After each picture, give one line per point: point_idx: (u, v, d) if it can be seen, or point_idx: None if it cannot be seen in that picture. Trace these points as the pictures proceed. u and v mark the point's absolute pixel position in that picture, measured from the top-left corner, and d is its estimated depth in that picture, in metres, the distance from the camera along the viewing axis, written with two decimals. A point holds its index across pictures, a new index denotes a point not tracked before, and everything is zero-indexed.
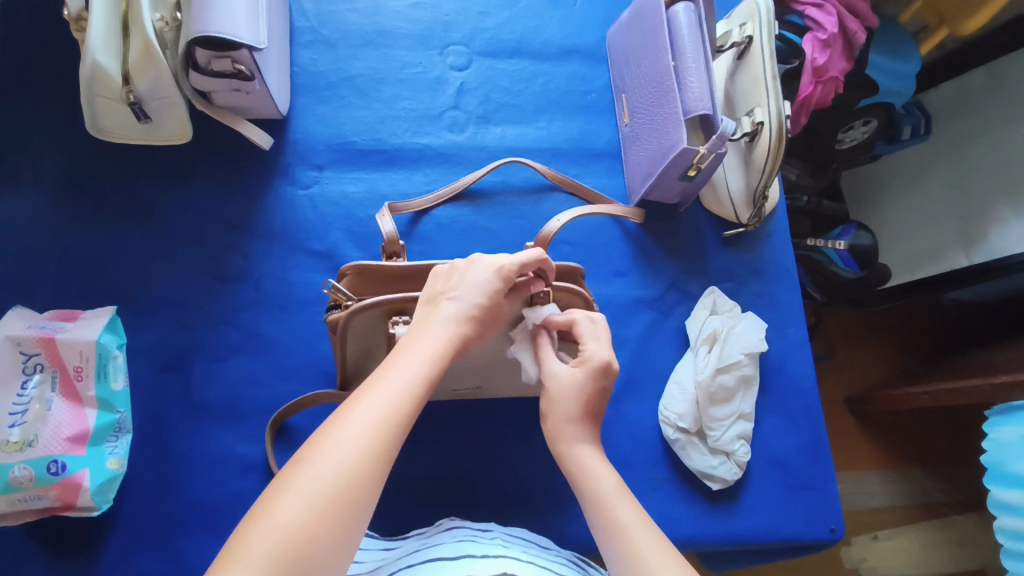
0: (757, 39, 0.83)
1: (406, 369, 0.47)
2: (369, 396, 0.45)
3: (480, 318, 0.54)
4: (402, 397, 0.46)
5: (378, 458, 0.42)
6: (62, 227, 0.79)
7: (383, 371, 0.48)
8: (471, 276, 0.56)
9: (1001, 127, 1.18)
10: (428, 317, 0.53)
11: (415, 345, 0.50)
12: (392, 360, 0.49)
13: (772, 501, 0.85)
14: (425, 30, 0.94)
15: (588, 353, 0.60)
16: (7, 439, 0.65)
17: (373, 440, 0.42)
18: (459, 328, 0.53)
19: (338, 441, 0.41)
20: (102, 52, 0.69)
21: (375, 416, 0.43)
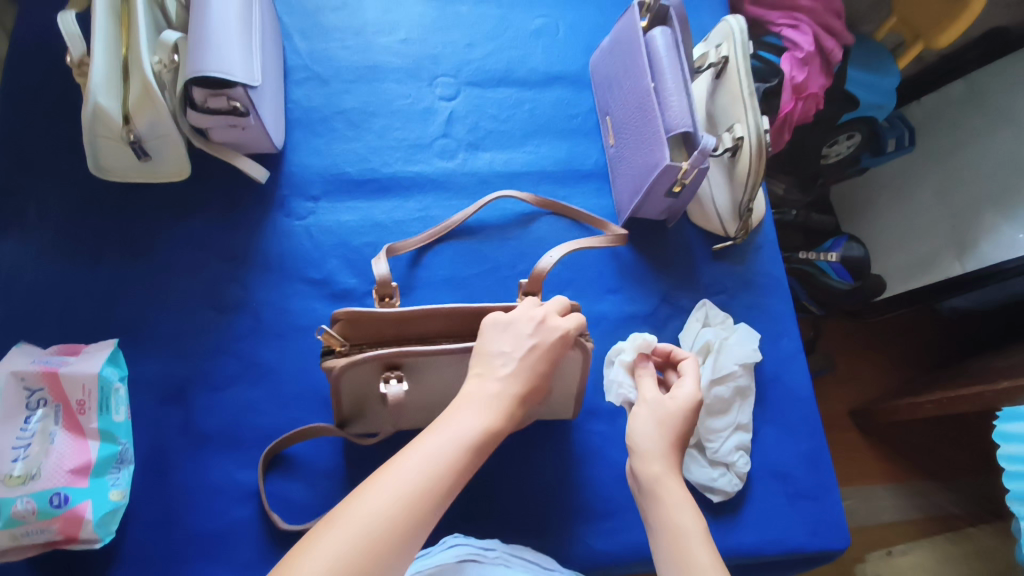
0: (732, 59, 0.86)
1: (469, 430, 0.50)
2: (426, 453, 0.47)
3: (531, 398, 0.57)
4: (456, 459, 0.48)
5: (413, 523, 0.44)
6: (64, 265, 0.81)
7: (441, 426, 0.50)
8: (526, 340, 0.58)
9: (984, 137, 1.21)
10: (486, 375, 0.55)
11: (471, 402, 0.52)
12: (452, 413, 0.51)
13: (775, 513, 0.85)
14: (413, 64, 0.98)
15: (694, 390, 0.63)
16: (10, 473, 0.65)
17: (424, 499, 0.45)
18: (514, 396, 0.55)
19: (390, 494, 0.44)
20: (102, 94, 0.72)
21: (429, 477, 0.46)
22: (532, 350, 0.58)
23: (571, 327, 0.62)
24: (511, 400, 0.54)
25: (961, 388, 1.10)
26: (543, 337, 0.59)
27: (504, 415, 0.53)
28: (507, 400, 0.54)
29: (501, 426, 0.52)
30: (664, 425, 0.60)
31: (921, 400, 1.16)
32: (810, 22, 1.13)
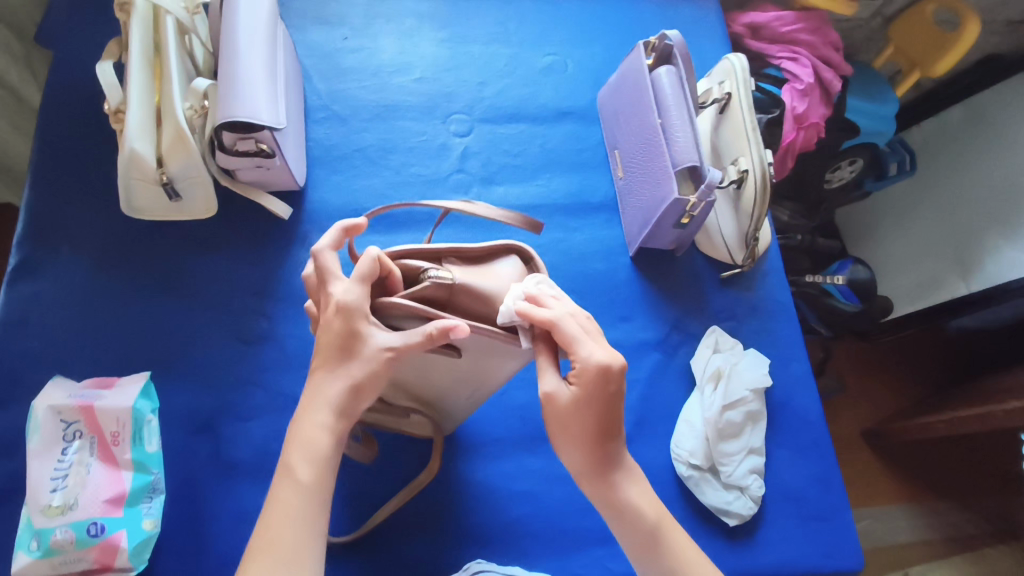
0: (735, 95, 0.90)
1: (290, 493, 0.51)
2: (279, 524, 0.49)
3: (372, 379, 0.54)
4: (309, 512, 0.50)
5: (310, 550, 0.49)
6: (95, 299, 0.84)
7: (282, 489, 0.51)
8: (335, 330, 0.54)
9: (983, 160, 1.25)
10: (312, 388, 0.55)
11: (296, 445, 0.52)
12: (285, 473, 0.52)
13: (791, 535, 0.86)
14: (429, 102, 1.02)
15: (581, 364, 0.54)
16: (50, 504, 0.69)
17: (293, 565, 0.48)
18: (335, 401, 0.54)
19: (262, 574, 0.47)
20: (138, 140, 0.76)
21: (284, 544, 0.48)
22: (343, 338, 0.54)
23: (357, 288, 0.54)
24: (334, 415, 0.54)
25: (973, 408, 1.12)
26: (350, 317, 0.54)
27: (334, 435, 0.53)
28: (332, 420, 0.53)
29: (334, 447, 0.53)
30: (565, 423, 0.57)
31: (932, 420, 1.17)
32: (808, 54, 1.17)
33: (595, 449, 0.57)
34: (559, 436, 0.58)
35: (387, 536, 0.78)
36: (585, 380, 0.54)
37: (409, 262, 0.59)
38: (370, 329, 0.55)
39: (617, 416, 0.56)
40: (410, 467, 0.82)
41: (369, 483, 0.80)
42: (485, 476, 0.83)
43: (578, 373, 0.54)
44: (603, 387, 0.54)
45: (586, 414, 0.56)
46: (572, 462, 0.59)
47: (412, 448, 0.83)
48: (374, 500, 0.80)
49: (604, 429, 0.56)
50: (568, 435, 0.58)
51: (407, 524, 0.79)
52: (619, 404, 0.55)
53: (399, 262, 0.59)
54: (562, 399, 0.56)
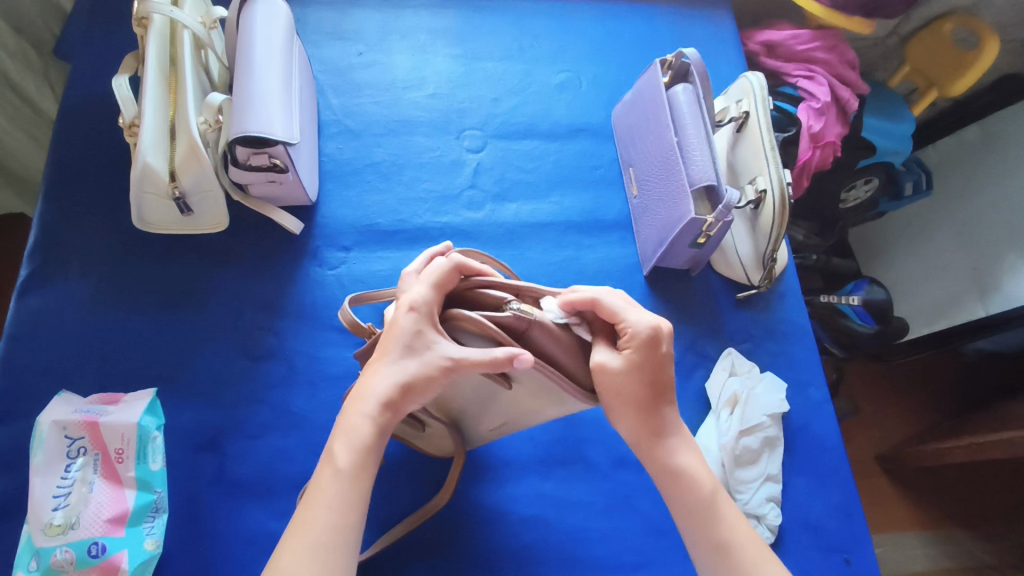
0: (753, 114, 0.89)
1: (328, 479, 0.52)
2: (314, 512, 0.50)
3: (425, 384, 0.55)
4: (347, 499, 0.51)
5: (345, 542, 0.49)
6: (103, 313, 0.83)
7: (324, 474, 0.52)
8: (405, 328, 0.55)
9: (1001, 181, 1.22)
10: (366, 378, 0.56)
11: (341, 434, 0.53)
12: (328, 460, 0.53)
13: (808, 566, 0.84)
14: (442, 117, 1.01)
15: (632, 329, 0.56)
16: (52, 522, 0.67)
17: (330, 550, 0.48)
18: (385, 395, 0.54)
19: (297, 557, 0.47)
20: (151, 153, 0.75)
21: (322, 529, 0.49)
22: (407, 337, 0.55)
23: (430, 291, 0.56)
24: (382, 409, 0.54)
25: (991, 433, 1.09)
26: (416, 317, 0.56)
27: (378, 426, 0.54)
28: (378, 413, 0.54)
29: (378, 439, 0.54)
30: (623, 391, 0.57)
31: (948, 446, 1.14)
32: (825, 72, 1.15)
33: (648, 417, 0.59)
34: (613, 408, 0.59)
35: (392, 561, 0.76)
36: (638, 344, 0.56)
37: (491, 292, 0.58)
38: (435, 335, 0.56)
39: (666, 376, 0.58)
40: (419, 490, 0.80)
41: (376, 505, 0.78)
42: (495, 500, 0.81)
43: (629, 338, 0.56)
44: (655, 349, 0.57)
45: (642, 378, 0.57)
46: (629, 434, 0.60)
47: (421, 470, 0.81)
48: (381, 523, 0.78)
49: (659, 389, 0.58)
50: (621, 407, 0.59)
51: (414, 549, 0.77)
52: (667, 364, 0.58)
53: (480, 291, 0.58)
54: (616, 367, 0.56)
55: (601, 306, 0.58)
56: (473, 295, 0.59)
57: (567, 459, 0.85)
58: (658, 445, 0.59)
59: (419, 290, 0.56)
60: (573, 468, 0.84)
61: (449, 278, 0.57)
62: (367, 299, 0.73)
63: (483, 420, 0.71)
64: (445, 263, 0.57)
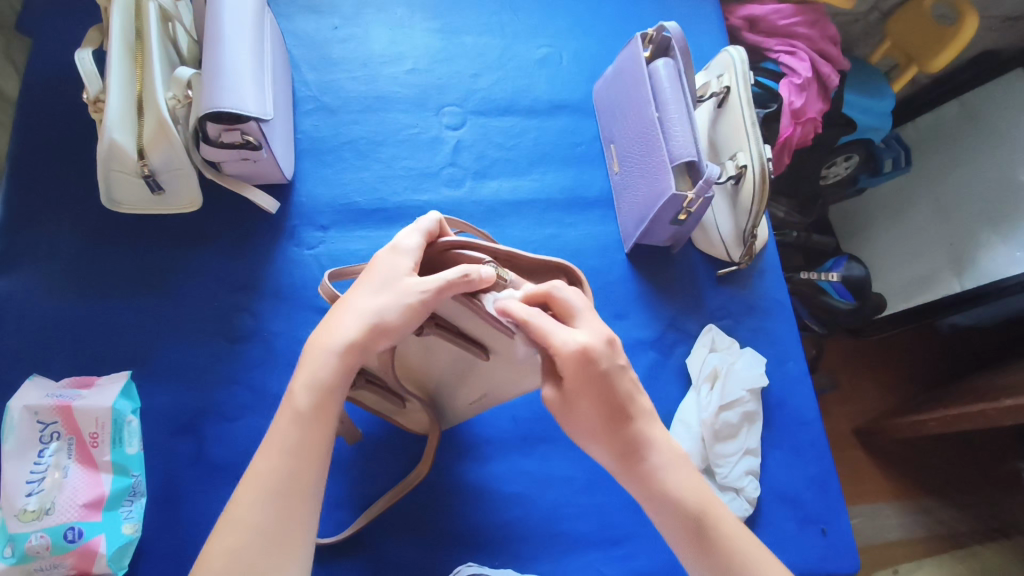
0: (734, 89, 0.88)
1: (316, 436, 0.50)
2: (303, 466, 0.49)
3: (397, 319, 0.52)
4: (303, 440, 0.50)
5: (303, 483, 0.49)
6: (73, 295, 0.81)
7: (284, 414, 0.51)
8: (383, 268, 0.53)
9: (976, 156, 1.24)
10: (335, 314, 0.53)
11: (303, 371, 0.51)
12: (288, 400, 0.51)
13: (784, 537, 0.85)
14: (420, 93, 0.99)
15: (556, 355, 0.51)
16: (25, 508, 0.66)
17: (287, 495, 0.48)
18: (356, 329, 0.51)
19: (256, 504, 0.47)
20: (118, 130, 0.73)
21: (277, 474, 0.48)
22: (383, 276, 0.53)
23: (417, 238, 0.55)
24: (349, 348, 0.51)
25: (965, 406, 1.11)
26: (396, 256, 0.54)
27: (344, 363, 0.51)
28: (345, 350, 0.51)
29: (344, 380, 0.51)
30: (578, 416, 0.54)
31: (923, 419, 1.16)
32: (806, 48, 1.14)
33: (615, 432, 0.53)
34: (574, 430, 0.55)
35: (376, 540, 0.76)
36: (568, 368, 0.51)
37: (469, 253, 0.57)
38: (408, 267, 0.53)
39: (624, 387, 0.53)
40: (403, 468, 0.80)
41: (358, 483, 0.78)
42: (479, 478, 0.81)
43: (560, 365, 0.51)
44: (591, 368, 0.51)
45: (594, 397, 0.52)
46: (601, 456, 0.55)
47: (403, 448, 0.81)
48: (362, 501, 0.78)
49: (617, 408, 0.53)
50: (581, 419, 0.54)
51: (398, 527, 0.77)
52: (614, 379, 0.52)
53: (458, 253, 0.57)
54: (552, 394, 0.54)
55: (532, 328, 0.52)
56: (448, 258, 0.57)
57: (550, 436, 0.85)
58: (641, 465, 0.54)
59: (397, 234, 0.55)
60: (556, 444, 0.85)
61: (433, 235, 0.57)
62: (343, 275, 0.63)
63: (464, 395, 0.71)
64: (432, 218, 0.56)
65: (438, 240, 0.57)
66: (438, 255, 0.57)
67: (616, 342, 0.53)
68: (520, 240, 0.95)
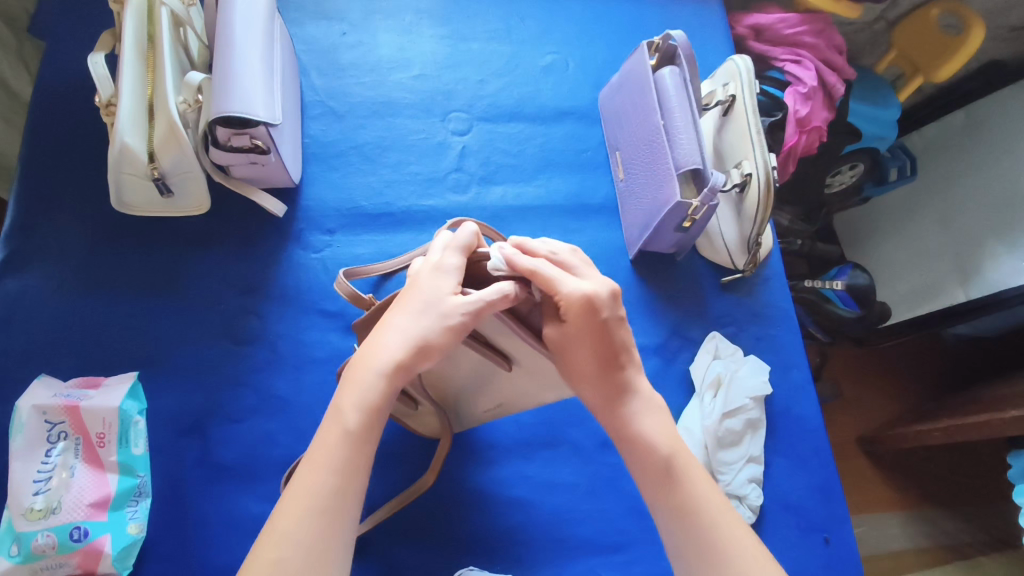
0: (740, 98, 0.88)
1: (335, 439, 0.50)
2: (305, 470, 0.49)
3: (444, 339, 0.53)
4: (352, 462, 0.50)
5: (346, 502, 0.49)
6: (81, 297, 0.82)
7: (331, 433, 0.50)
8: (424, 288, 0.54)
9: (982, 166, 1.23)
10: (377, 334, 0.53)
11: (352, 390, 0.51)
12: (333, 417, 0.51)
13: (787, 546, 0.85)
14: (427, 99, 1.00)
15: (565, 300, 0.55)
16: (32, 507, 0.67)
17: (334, 512, 0.48)
18: (402, 350, 0.52)
19: (304, 521, 0.47)
20: (130, 134, 0.74)
21: (324, 492, 0.48)
22: (427, 297, 0.53)
23: (457, 254, 0.56)
24: (395, 369, 0.52)
25: (970, 416, 1.10)
26: (439, 275, 0.55)
27: (388, 383, 0.52)
28: (391, 370, 0.52)
29: (387, 399, 0.52)
30: (572, 358, 0.57)
31: (927, 429, 1.16)
32: (811, 57, 1.15)
33: (607, 380, 0.58)
34: (569, 371, 0.58)
35: (379, 543, 0.76)
36: (574, 313, 0.55)
37: None
38: (450, 287, 0.54)
39: (623, 337, 0.58)
40: (405, 471, 0.80)
41: (362, 486, 0.78)
42: (482, 482, 0.81)
43: (566, 308, 0.55)
44: (593, 316, 0.55)
45: (591, 339, 0.56)
46: (591, 397, 0.58)
47: (405, 452, 0.81)
48: (365, 505, 0.78)
49: (613, 354, 0.58)
50: (578, 364, 0.57)
51: (400, 529, 0.77)
52: (614, 329, 0.57)
53: (490, 265, 0.58)
54: (554, 335, 0.56)
55: (539, 278, 0.55)
56: (482, 269, 0.59)
57: (552, 441, 0.85)
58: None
59: (434, 250, 0.57)
60: (559, 449, 0.85)
61: (471, 248, 0.57)
62: (357, 274, 0.76)
63: (469, 400, 0.71)
64: (470, 228, 0.57)
65: (475, 251, 0.58)
66: (474, 266, 0.59)
67: (617, 293, 0.58)
68: (524, 246, 0.95)
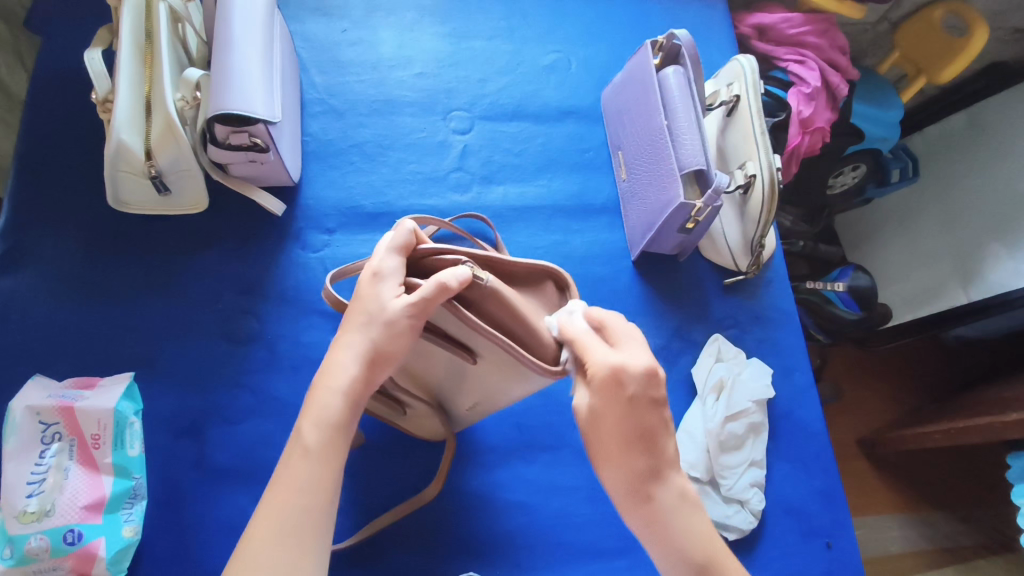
0: (744, 98, 0.87)
1: (298, 458, 0.49)
2: (284, 493, 0.47)
3: (394, 346, 0.52)
4: (318, 477, 0.48)
5: (315, 516, 0.47)
6: (77, 296, 0.81)
7: (294, 454, 0.50)
8: (369, 299, 0.53)
9: (984, 169, 1.22)
10: (332, 354, 0.53)
11: (309, 411, 0.50)
12: (295, 440, 0.50)
13: (788, 551, 0.85)
14: (428, 97, 0.99)
15: (591, 369, 0.52)
16: (25, 509, 0.66)
17: (302, 527, 0.46)
18: (355, 366, 0.51)
19: (269, 541, 0.45)
20: (126, 131, 0.73)
21: (291, 508, 0.47)
22: (370, 308, 0.52)
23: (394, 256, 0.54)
24: (354, 385, 0.51)
25: (970, 419, 1.10)
26: (380, 280, 0.54)
27: (348, 400, 0.51)
28: (349, 387, 0.51)
29: (349, 415, 0.51)
30: (605, 442, 0.52)
31: (929, 431, 1.15)
32: (815, 57, 1.14)
33: (644, 460, 0.51)
34: (596, 456, 0.52)
35: (377, 547, 0.75)
36: (597, 385, 0.51)
37: (448, 257, 0.56)
38: (393, 291, 0.53)
39: (655, 421, 0.52)
40: (404, 475, 0.79)
41: (362, 488, 0.78)
42: (482, 485, 0.80)
43: (591, 379, 0.52)
44: (619, 391, 0.51)
45: (620, 419, 0.51)
46: (614, 485, 0.52)
47: (405, 454, 0.80)
48: (364, 508, 0.77)
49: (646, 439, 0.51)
50: (605, 445, 0.52)
51: (399, 533, 0.76)
52: (641, 409, 0.51)
53: (436, 259, 0.56)
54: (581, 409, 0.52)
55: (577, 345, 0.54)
56: (429, 263, 0.56)
57: (554, 444, 0.84)
58: (653, 490, 0.51)
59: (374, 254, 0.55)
60: (560, 453, 0.84)
61: (411, 244, 0.55)
62: (343, 275, 0.65)
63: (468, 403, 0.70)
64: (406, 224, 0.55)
65: (417, 247, 0.56)
66: (420, 261, 0.56)
67: (655, 374, 0.52)
68: (525, 246, 0.94)
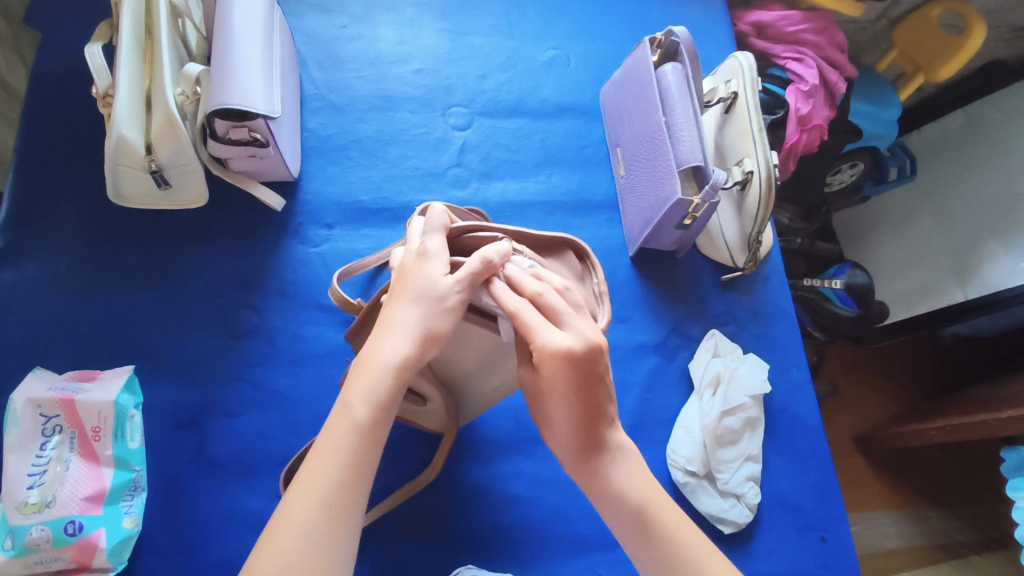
0: (742, 95, 0.88)
1: (344, 430, 0.47)
2: (326, 462, 0.45)
3: (446, 324, 0.51)
4: (361, 452, 0.46)
5: (356, 489, 0.45)
6: (77, 290, 0.81)
7: (339, 423, 0.47)
8: (418, 278, 0.52)
9: (981, 167, 1.23)
10: (378, 330, 0.51)
11: (360, 382, 0.48)
12: (342, 409, 0.48)
13: (783, 545, 0.85)
14: (427, 93, 0.99)
15: (536, 353, 0.50)
16: (26, 501, 0.67)
17: (341, 502, 0.44)
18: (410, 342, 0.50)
19: (309, 511, 0.43)
20: (127, 125, 0.73)
21: (331, 482, 0.44)
22: (421, 287, 0.52)
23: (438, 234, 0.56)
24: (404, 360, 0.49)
25: (966, 415, 1.10)
26: (426, 260, 0.54)
27: (398, 375, 0.49)
28: (400, 362, 0.49)
29: (398, 390, 0.49)
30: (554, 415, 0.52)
31: (925, 428, 1.15)
32: (813, 54, 1.14)
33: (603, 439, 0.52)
34: (542, 420, 0.54)
35: (376, 539, 0.76)
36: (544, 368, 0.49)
37: (482, 236, 0.61)
38: (441, 269, 0.53)
39: (603, 397, 0.51)
40: (402, 468, 0.80)
41: None
42: (480, 479, 0.81)
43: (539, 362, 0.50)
44: (567, 374, 0.49)
45: (567, 398, 0.50)
46: (561, 450, 0.54)
47: (404, 448, 0.81)
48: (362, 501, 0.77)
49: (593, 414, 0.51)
50: (553, 416, 0.53)
51: (397, 526, 0.77)
52: (587, 390, 0.50)
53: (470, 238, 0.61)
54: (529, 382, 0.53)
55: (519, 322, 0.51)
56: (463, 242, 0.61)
57: None
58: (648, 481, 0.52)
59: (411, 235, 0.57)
60: None
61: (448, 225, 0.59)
62: (348, 275, 0.76)
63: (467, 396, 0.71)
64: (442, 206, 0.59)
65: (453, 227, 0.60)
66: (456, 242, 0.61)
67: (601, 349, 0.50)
68: None
